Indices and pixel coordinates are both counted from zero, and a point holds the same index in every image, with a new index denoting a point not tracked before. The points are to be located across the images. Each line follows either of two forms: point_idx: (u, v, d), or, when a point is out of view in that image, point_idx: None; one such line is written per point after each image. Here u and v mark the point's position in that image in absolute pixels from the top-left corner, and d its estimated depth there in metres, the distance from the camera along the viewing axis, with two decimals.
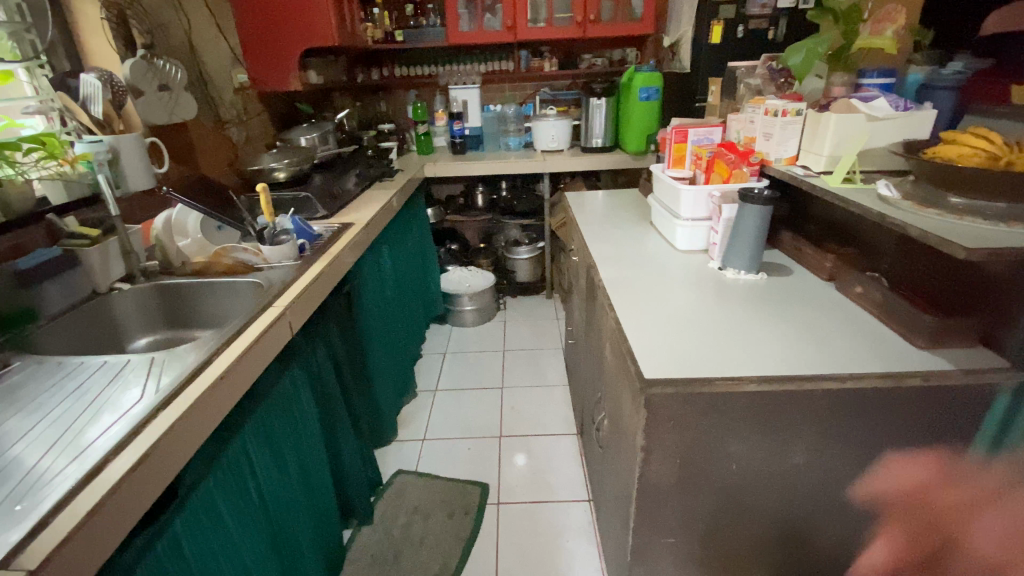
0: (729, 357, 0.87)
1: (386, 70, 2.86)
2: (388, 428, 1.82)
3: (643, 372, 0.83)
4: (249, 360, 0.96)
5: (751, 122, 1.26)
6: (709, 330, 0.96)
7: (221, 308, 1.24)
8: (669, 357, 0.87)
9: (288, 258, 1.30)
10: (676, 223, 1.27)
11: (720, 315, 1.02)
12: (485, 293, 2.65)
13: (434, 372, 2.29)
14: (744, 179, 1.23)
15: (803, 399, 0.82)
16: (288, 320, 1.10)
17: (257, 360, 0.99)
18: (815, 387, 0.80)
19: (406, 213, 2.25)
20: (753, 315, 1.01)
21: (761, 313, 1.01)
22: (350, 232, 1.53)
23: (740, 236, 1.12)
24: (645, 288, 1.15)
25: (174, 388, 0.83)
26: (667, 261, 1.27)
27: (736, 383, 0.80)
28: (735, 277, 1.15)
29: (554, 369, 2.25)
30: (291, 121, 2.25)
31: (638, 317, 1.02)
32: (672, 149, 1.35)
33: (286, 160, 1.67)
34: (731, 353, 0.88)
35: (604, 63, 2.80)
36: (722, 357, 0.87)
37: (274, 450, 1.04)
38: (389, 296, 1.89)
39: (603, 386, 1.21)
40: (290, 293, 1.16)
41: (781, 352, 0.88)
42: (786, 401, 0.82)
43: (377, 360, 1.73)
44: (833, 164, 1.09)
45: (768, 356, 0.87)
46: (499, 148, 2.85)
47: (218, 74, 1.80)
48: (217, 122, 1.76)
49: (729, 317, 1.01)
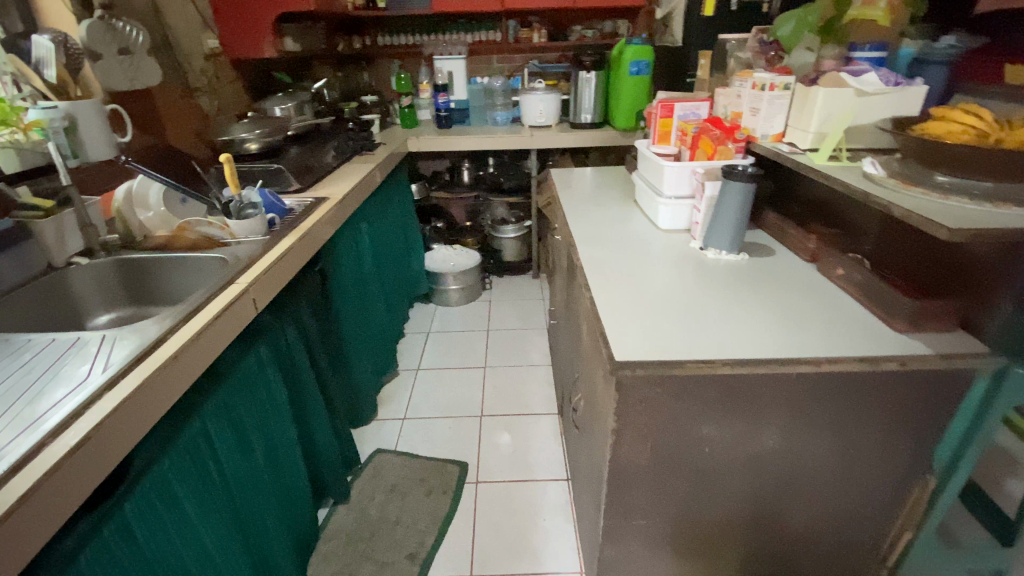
0: (705, 339, 0.84)
1: (369, 38, 2.76)
2: (367, 407, 1.79)
3: (614, 354, 0.80)
4: (206, 339, 0.92)
5: (739, 96, 1.20)
6: (685, 311, 0.94)
7: (186, 284, 1.19)
8: (641, 339, 0.84)
9: (255, 233, 1.25)
10: (659, 201, 1.22)
11: (699, 296, 0.99)
12: (471, 272, 2.61)
13: (418, 351, 2.26)
14: (729, 157, 1.18)
15: (778, 383, 0.80)
16: (251, 297, 1.06)
17: (217, 339, 0.95)
18: (789, 372, 0.78)
19: (387, 188, 2.18)
20: (733, 297, 0.98)
21: (741, 295, 0.99)
22: (324, 208, 1.48)
23: (721, 215, 1.08)
24: (623, 269, 1.11)
25: (124, 367, 0.79)
26: (648, 241, 1.23)
27: (709, 367, 0.78)
28: (716, 258, 1.12)
29: (537, 349, 2.23)
30: (267, 90, 2.16)
31: (614, 297, 0.99)
32: (658, 124, 1.32)
33: (257, 131, 1.60)
34: (707, 336, 0.85)
35: (595, 35, 2.71)
36: (698, 339, 0.84)
37: (237, 432, 1.01)
38: (368, 273, 1.84)
39: (580, 368, 1.19)
40: (254, 269, 1.12)
41: (759, 335, 0.85)
42: (761, 384, 0.80)
43: (355, 339, 1.70)
44: (820, 141, 1.05)
45: (743, 339, 0.84)
46: (486, 123, 2.77)
47: (186, 38, 1.71)
48: (186, 90, 1.68)
49: (708, 299, 0.98)
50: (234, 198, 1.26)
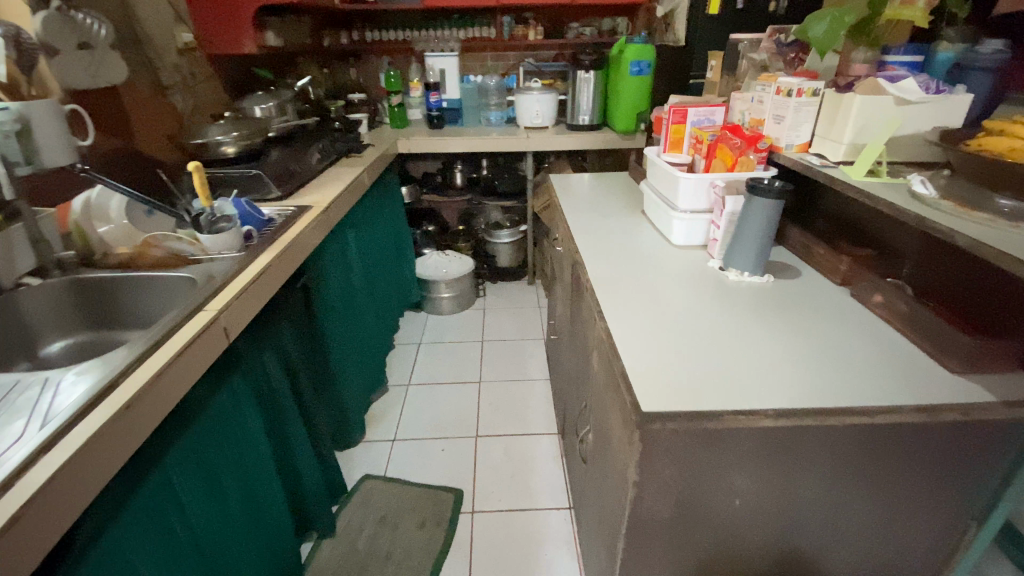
0: (741, 381, 0.74)
1: (357, 34, 2.64)
2: (355, 429, 1.68)
3: (641, 403, 0.69)
4: (165, 380, 0.79)
5: (760, 102, 1.11)
6: (712, 344, 0.84)
7: (154, 306, 1.08)
8: (667, 381, 0.74)
9: (230, 249, 1.13)
10: (672, 215, 1.12)
11: (724, 325, 0.89)
12: (465, 279, 2.50)
13: (408, 364, 2.14)
14: (751, 167, 1.08)
15: (824, 435, 0.70)
16: (223, 325, 0.94)
17: (180, 377, 0.83)
18: (840, 423, 0.68)
19: (375, 193, 2.06)
20: (762, 327, 0.88)
21: (771, 324, 0.89)
22: (306, 218, 1.36)
23: (745, 233, 0.99)
24: (638, 290, 1.01)
25: (61, 426, 0.65)
26: (661, 257, 1.13)
27: (751, 420, 0.68)
28: (739, 279, 1.02)
29: (534, 361, 2.13)
30: (248, 88, 2.02)
31: (631, 325, 0.89)
32: (670, 130, 1.23)
33: (235, 133, 1.47)
34: (740, 376, 0.76)
35: (593, 33, 2.60)
36: (733, 381, 0.74)
37: (206, 479, 0.90)
38: (356, 286, 1.72)
39: (589, 397, 1.09)
40: (227, 292, 1.00)
41: (798, 376, 0.75)
42: (806, 436, 0.70)
43: (341, 357, 1.58)
44: (854, 154, 0.95)
45: (782, 380, 0.75)
46: (479, 123, 2.65)
47: (158, 31, 1.57)
48: (158, 87, 1.54)
49: (735, 329, 0.88)
50: (205, 210, 1.14)
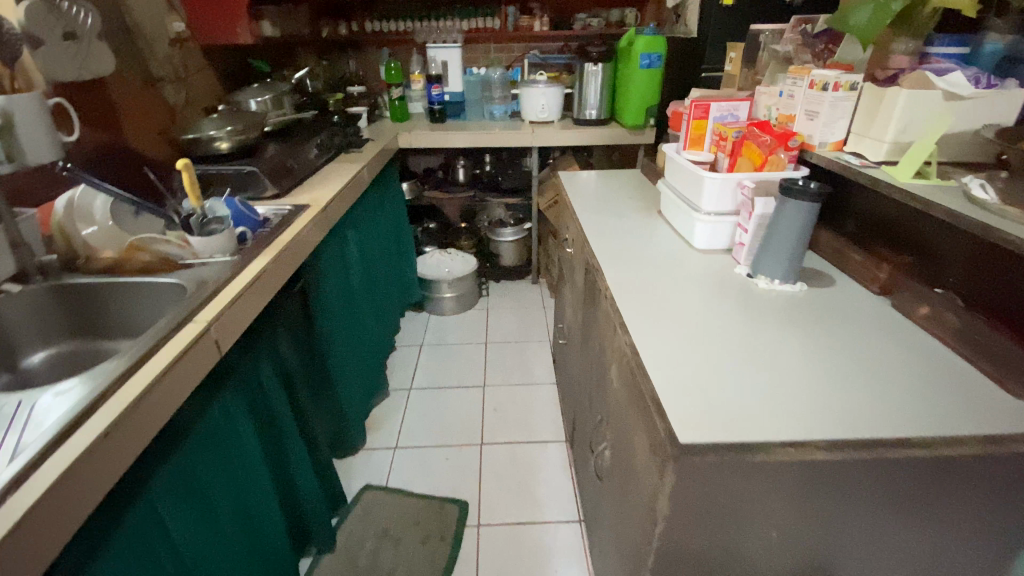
0: (784, 408, 0.67)
1: (356, 24, 2.55)
2: (355, 437, 1.61)
3: (678, 434, 0.63)
4: (147, 403, 0.72)
5: (790, 96, 1.04)
6: (749, 363, 0.77)
7: (142, 315, 1.00)
8: (704, 408, 0.67)
9: (222, 252, 1.06)
10: (694, 217, 1.05)
11: (760, 342, 0.82)
12: (467, 278, 2.43)
13: (410, 367, 2.07)
14: (780, 168, 1.00)
15: (880, 471, 0.63)
16: (213, 338, 0.87)
17: (166, 399, 0.75)
18: (898, 457, 0.62)
19: (375, 190, 1.98)
20: (801, 343, 0.81)
21: (811, 340, 0.82)
22: (303, 218, 1.29)
23: (778, 239, 0.92)
24: (662, 300, 0.94)
25: (26, 465, 0.58)
26: (684, 262, 1.06)
27: (799, 454, 0.61)
28: (768, 287, 0.95)
29: (540, 364, 2.06)
30: (243, 80, 1.94)
31: (658, 341, 0.82)
32: (690, 126, 1.15)
33: (229, 127, 1.39)
34: (783, 402, 0.68)
35: (600, 24, 2.52)
36: (775, 407, 0.67)
37: (197, 505, 0.83)
38: (355, 287, 1.65)
39: (606, 411, 1.02)
40: (218, 301, 0.92)
41: (847, 402, 0.68)
42: (860, 472, 0.64)
43: (341, 363, 1.51)
44: (897, 153, 0.89)
45: (829, 406, 0.68)
46: (482, 116, 2.57)
47: (149, 21, 1.47)
48: (149, 79, 1.46)
49: (772, 345, 0.81)
50: (196, 211, 1.06)
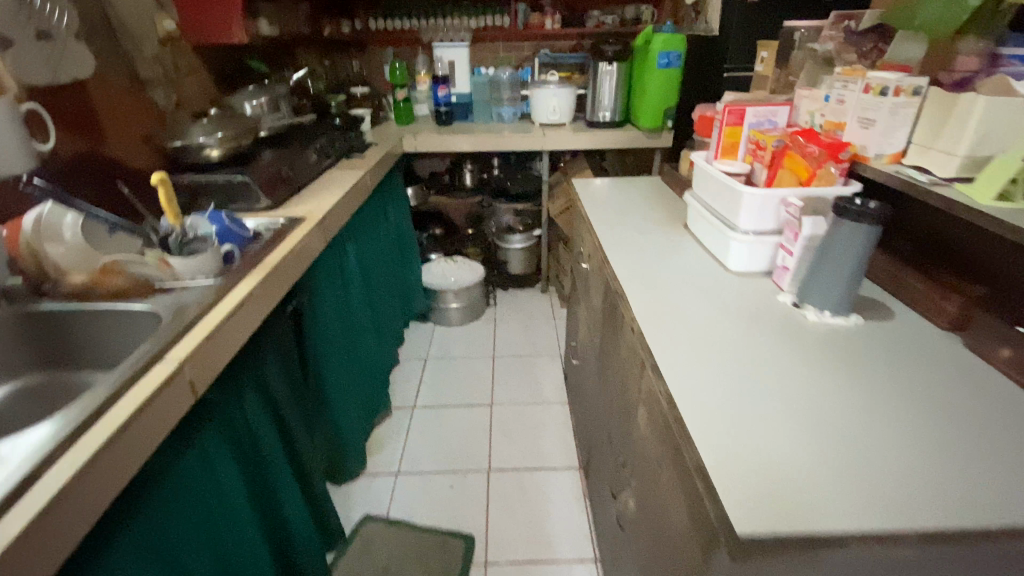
0: (857, 483, 0.56)
1: (360, 22, 2.45)
2: (355, 462, 1.51)
3: (733, 523, 0.52)
4: (103, 467, 0.61)
5: (839, 101, 0.93)
6: (805, 420, 0.65)
7: (116, 345, 0.91)
8: (761, 488, 0.56)
9: (204, 274, 0.96)
10: (730, 236, 0.93)
11: (816, 392, 0.70)
12: (474, 288, 2.32)
13: (413, 383, 1.97)
14: (831, 182, 0.89)
15: (982, 568, 0.52)
16: (188, 379, 0.76)
17: (127, 458, 0.65)
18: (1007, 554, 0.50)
19: (378, 197, 1.88)
20: (864, 394, 0.70)
21: (874, 390, 0.70)
22: (298, 233, 1.19)
23: (831, 265, 0.81)
24: (697, 334, 0.82)
25: None
26: (717, 286, 0.95)
27: (884, 549, 0.50)
28: (817, 319, 0.84)
29: (550, 381, 1.95)
30: (239, 81, 1.84)
31: (696, 390, 0.70)
32: (723, 134, 1.04)
33: (219, 134, 1.29)
34: (855, 478, 0.57)
35: (615, 21, 2.40)
36: (847, 483, 0.56)
37: (167, 575, 0.72)
38: (356, 303, 1.55)
39: (630, 455, 0.91)
40: (195, 334, 0.82)
41: (932, 478, 0.57)
42: (957, 570, 0.52)
43: (339, 386, 1.41)
44: (970, 168, 0.77)
45: (913, 485, 0.56)
46: (490, 118, 2.46)
47: (136, 19, 1.38)
48: (135, 82, 1.37)
49: (830, 397, 0.69)
50: (176, 231, 0.97)
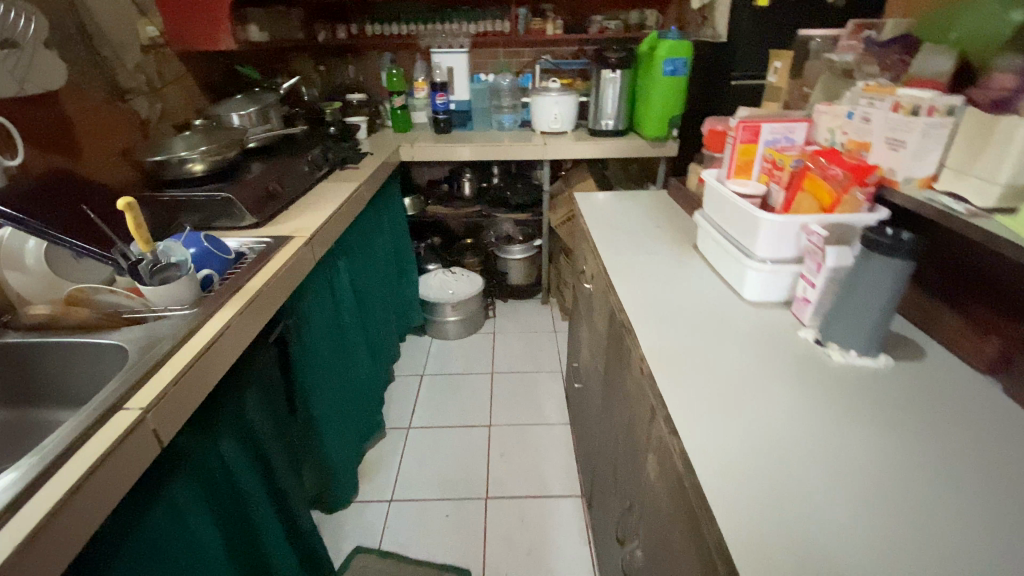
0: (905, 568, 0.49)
1: (356, 27, 2.39)
2: (346, 490, 1.44)
3: None
4: (49, 541, 0.54)
5: (864, 120, 0.86)
6: (843, 485, 0.58)
7: (80, 382, 0.84)
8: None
9: (178, 304, 0.89)
10: (745, 265, 0.87)
11: (852, 448, 0.62)
12: (473, 300, 2.24)
13: (409, 402, 1.90)
14: (854, 209, 0.82)
15: None
16: (152, 428, 0.68)
17: (81, 526, 0.57)
18: None
19: (373, 209, 1.81)
20: (906, 451, 0.62)
21: (917, 446, 0.63)
22: (284, 254, 1.12)
23: (861, 301, 0.74)
24: (713, 375, 0.75)
25: None
26: (732, 319, 0.87)
27: None
28: (843, 359, 0.77)
29: (551, 400, 1.88)
30: (228, 89, 1.78)
31: (716, 444, 0.63)
32: (737, 152, 0.98)
33: (203, 147, 1.23)
34: (906, 564, 0.49)
35: (618, 27, 2.34)
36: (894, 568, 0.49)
37: None
38: (348, 322, 1.48)
39: (638, 502, 0.84)
40: (164, 374, 0.74)
41: (992, 564, 0.49)
42: None
43: (329, 411, 1.34)
44: (1013, 198, 0.70)
45: (969, 570, 0.49)
46: (490, 126, 2.39)
47: (115, 26, 1.31)
48: (114, 92, 1.30)
49: (868, 454, 0.62)
50: (146, 258, 0.90)
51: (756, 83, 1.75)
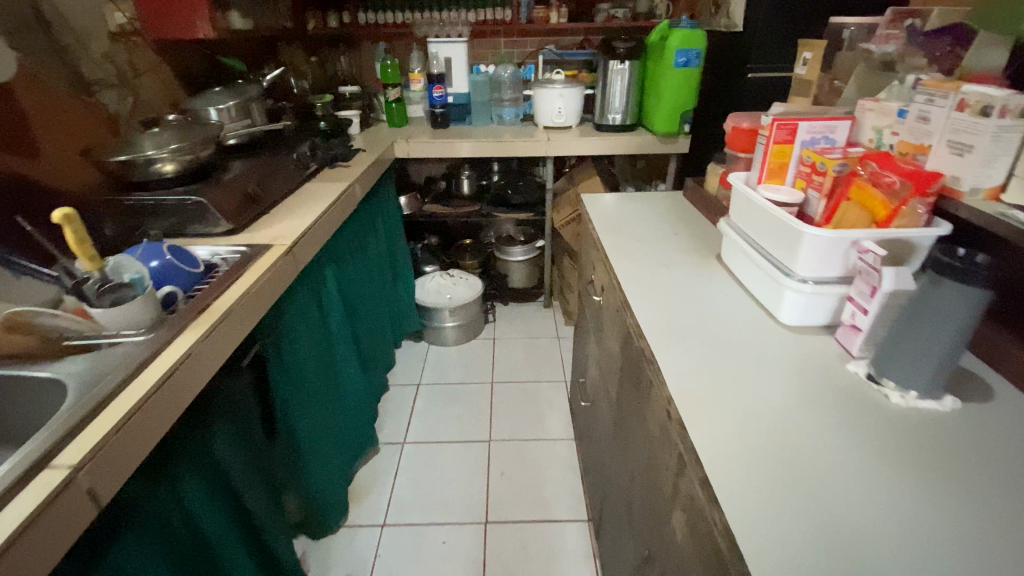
0: None
1: (349, 15, 2.26)
2: (334, 514, 1.34)
3: None
4: None
5: (919, 119, 0.74)
6: (929, 568, 0.46)
7: (21, 419, 0.74)
8: None
9: (132, 326, 0.79)
10: (783, 284, 0.75)
11: (926, 511, 0.51)
12: (472, 305, 2.13)
13: (404, 415, 1.79)
14: (912, 221, 0.71)
15: None
16: (86, 488, 0.57)
17: None
18: None
19: (365, 209, 1.69)
20: (998, 519, 0.51)
21: (1012, 514, 0.51)
22: (260, 265, 1.01)
23: (928, 334, 0.62)
24: (753, 414, 0.63)
25: None
26: (767, 345, 0.76)
27: None
28: (903, 402, 0.65)
29: (555, 413, 1.78)
30: (210, 81, 1.66)
31: (766, 511, 0.51)
32: (770, 153, 0.86)
33: (173, 145, 1.11)
34: None
35: (626, 15, 2.21)
36: None
37: None
38: (336, 334, 1.36)
39: (659, 557, 0.73)
40: (106, 417, 0.63)
41: None
42: None
43: (314, 434, 1.23)
44: None
45: None
46: (490, 121, 2.26)
47: (79, 11, 1.19)
48: (77, 84, 1.18)
49: (952, 522, 0.50)
50: (93, 275, 0.80)
51: (775, 76, 1.63)
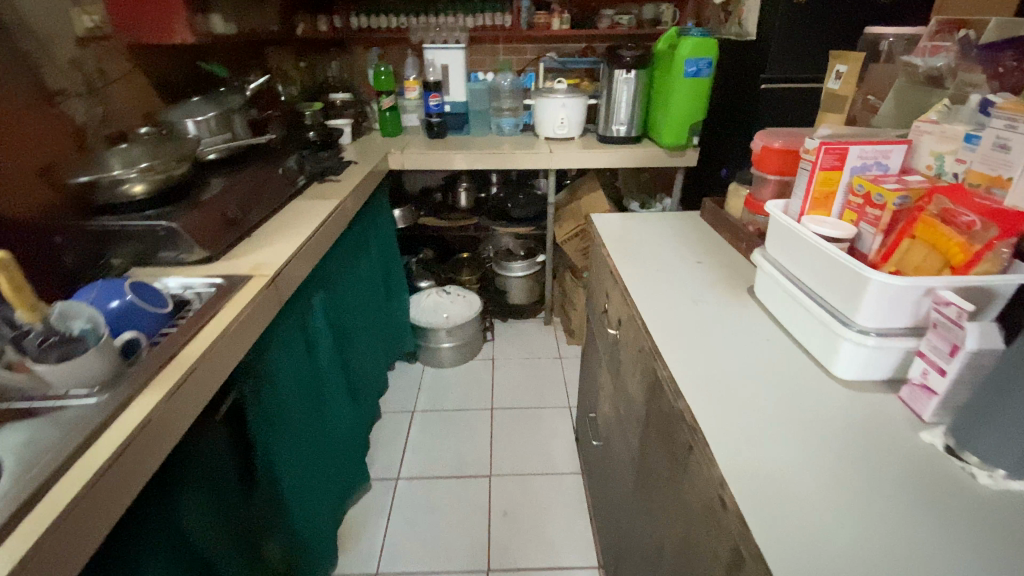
0: None
1: (341, 19, 2.16)
2: (321, 565, 1.23)
3: None
4: None
5: (994, 147, 0.65)
6: None
7: None
8: None
9: (83, 385, 0.68)
10: (841, 336, 0.66)
11: None
12: (470, 324, 2.01)
13: (398, 445, 1.68)
14: (992, 268, 0.61)
15: None
16: None
17: None
18: None
19: (357, 226, 1.58)
20: None
21: None
22: (239, 301, 0.90)
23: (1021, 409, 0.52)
24: (821, 500, 0.54)
25: None
26: (822, 404, 0.66)
27: None
28: (993, 483, 0.55)
29: (559, 442, 1.68)
30: (191, 89, 1.54)
31: None
32: (815, 181, 0.77)
33: (143, 163, 0.99)
34: None
35: (631, 22, 2.12)
36: None
37: None
38: (325, 367, 1.25)
39: None
40: (42, 509, 0.52)
41: None
42: None
43: (300, 480, 1.12)
44: None
45: None
46: (489, 131, 2.16)
47: (44, 12, 1.07)
48: (42, 94, 1.05)
49: None
50: (35, 328, 0.69)
51: (791, 88, 1.55)
